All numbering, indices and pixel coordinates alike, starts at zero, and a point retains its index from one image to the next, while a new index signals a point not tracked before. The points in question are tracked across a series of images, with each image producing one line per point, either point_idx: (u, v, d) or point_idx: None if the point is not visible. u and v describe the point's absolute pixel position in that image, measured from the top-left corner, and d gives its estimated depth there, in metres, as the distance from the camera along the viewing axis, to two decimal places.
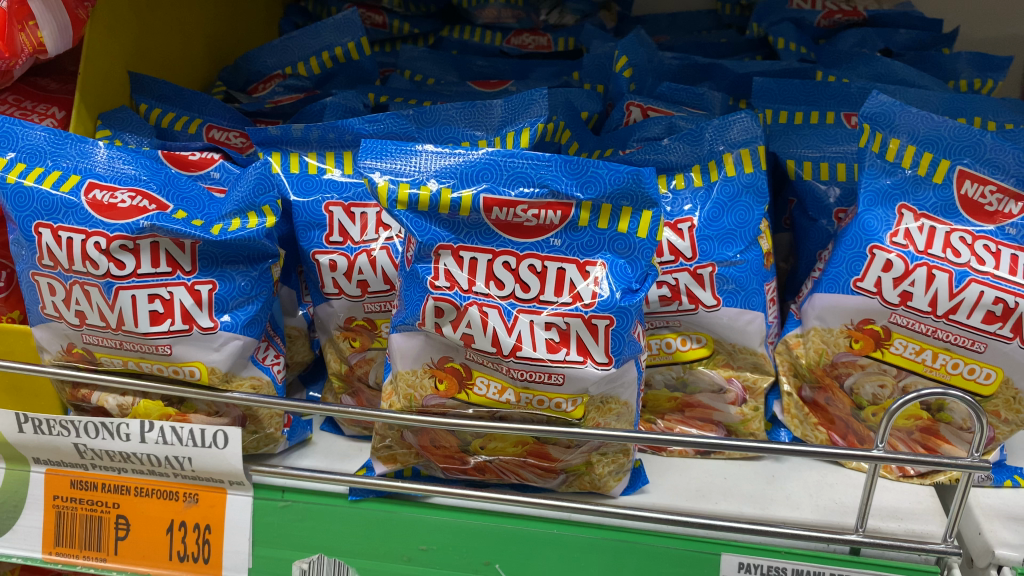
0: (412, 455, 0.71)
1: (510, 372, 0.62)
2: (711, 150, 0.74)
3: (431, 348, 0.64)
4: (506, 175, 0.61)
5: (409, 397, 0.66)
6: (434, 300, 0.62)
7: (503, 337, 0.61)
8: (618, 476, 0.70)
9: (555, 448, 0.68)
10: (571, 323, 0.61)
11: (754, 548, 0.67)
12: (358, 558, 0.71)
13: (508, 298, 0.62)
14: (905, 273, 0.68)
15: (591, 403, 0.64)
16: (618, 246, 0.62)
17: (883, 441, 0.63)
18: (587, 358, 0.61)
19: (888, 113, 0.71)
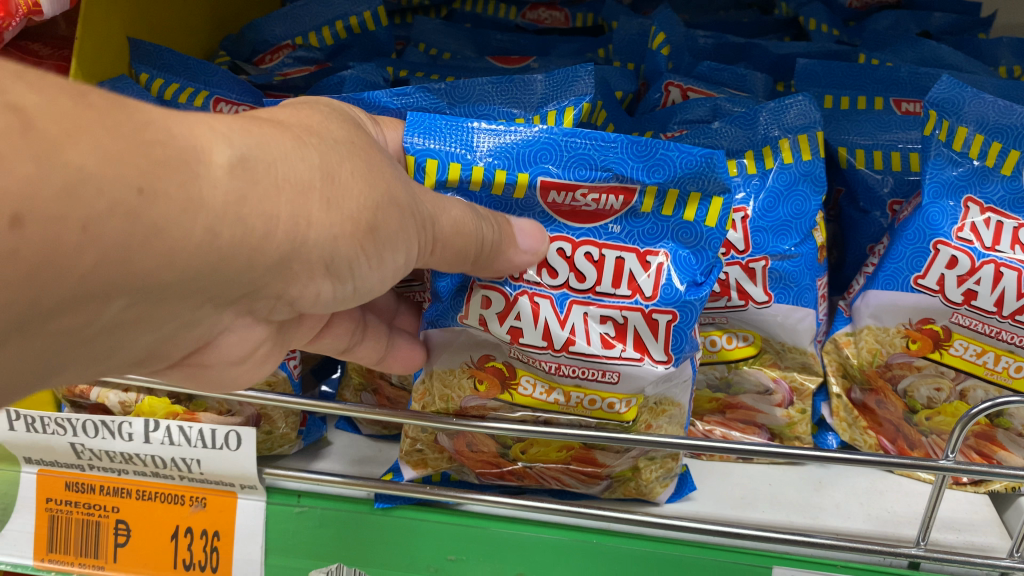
0: (444, 460, 0.66)
1: (558, 370, 0.58)
2: (766, 135, 0.69)
3: (475, 346, 0.59)
4: (567, 157, 0.56)
5: (442, 399, 0.60)
6: (481, 290, 0.57)
7: (554, 331, 0.57)
8: (665, 482, 0.65)
9: (602, 454, 0.64)
10: (630, 317, 0.57)
11: (808, 561, 0.63)
12: (380, 568, 0.67)
13: (562, 286, 0.57)
14: (970, 270, 0.64)
15: (645, 404, 0.59)
16: (685, 236, 0.57)
17: (954, 450, 0.58)
18: (644, 356, 0.57)
19: (956, 98, 0.66)
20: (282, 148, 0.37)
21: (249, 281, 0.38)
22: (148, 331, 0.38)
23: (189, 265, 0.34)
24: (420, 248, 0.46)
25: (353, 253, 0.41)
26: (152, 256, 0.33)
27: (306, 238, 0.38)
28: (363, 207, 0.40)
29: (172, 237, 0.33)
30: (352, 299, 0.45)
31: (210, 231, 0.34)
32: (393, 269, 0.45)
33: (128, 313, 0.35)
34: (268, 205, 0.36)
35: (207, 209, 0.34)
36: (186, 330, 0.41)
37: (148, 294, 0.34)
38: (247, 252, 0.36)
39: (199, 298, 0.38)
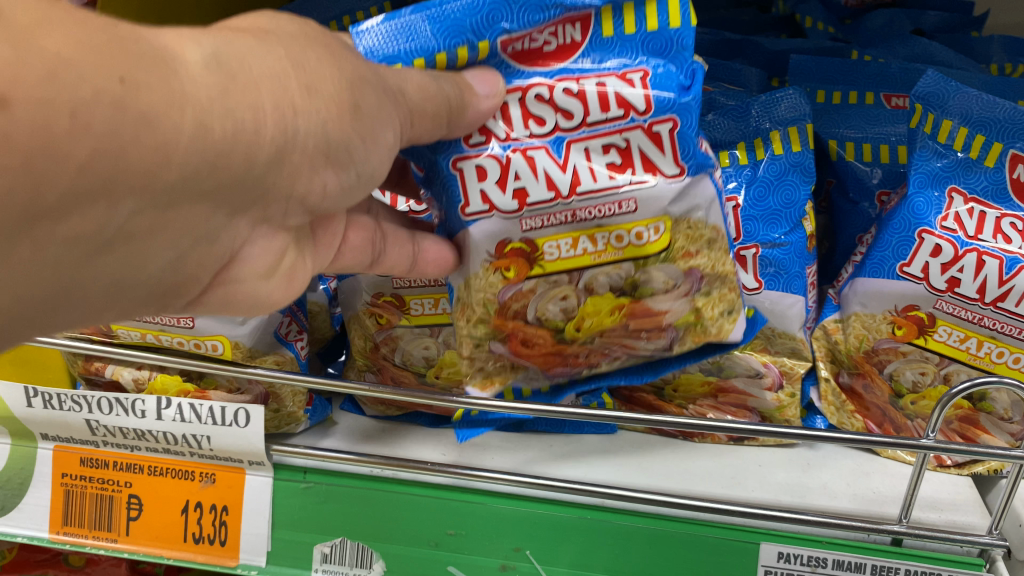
0: (507, 370, 0.66)
1: (577, 217, 0.60)
2: (757, 127, 0.72)
3: (488, 239, 0.60)
4: (517, 8, 0.57)
5: (480, 304, 0.63)
6: (472, 160, 0.59)
7: (558, 176, 0.59)
8: (731, 316, 0.64)
9: (653, 301, 0.62)
10: (630, 138, 0.59)
11: (796, 537, 0.65)
12: (381, 543, 0.69)
13: (550, 130, 0.59)
14: (953, 258, 0.66)
15: (678, 228, 0.61)
16: (657, 45, 0.59)
17: (935, 430, 0.61)
18: (655, 172, 0.59)
19: (941, 92, 0.68)
20: (245, 45, 0.40)
21: (250, 184, 0.40)
22: (165, 247, 0.40)
23: (188, 163, 0.36)
24: (401, 123, 0.50)
25: (345, 136, 0.44)
26: (149, 159, 0.35)
27: (296, 129, 0.40)
28: (339, 88, 0.43)
29: (166, 131, 0.35)
30: (360, 186, 0.48)
31: (201, 125, 0.36)
32: (386, 150, 0.48)
33: (140, 224, 0.37)
34: (252, 96, 0.38)
35: (193, 103, 0.36)
36: (208, 246, 0.42)
37: (154, 197, 0.36)
38: (242, 148, 0.38)
39: (207, 207, 0.40)
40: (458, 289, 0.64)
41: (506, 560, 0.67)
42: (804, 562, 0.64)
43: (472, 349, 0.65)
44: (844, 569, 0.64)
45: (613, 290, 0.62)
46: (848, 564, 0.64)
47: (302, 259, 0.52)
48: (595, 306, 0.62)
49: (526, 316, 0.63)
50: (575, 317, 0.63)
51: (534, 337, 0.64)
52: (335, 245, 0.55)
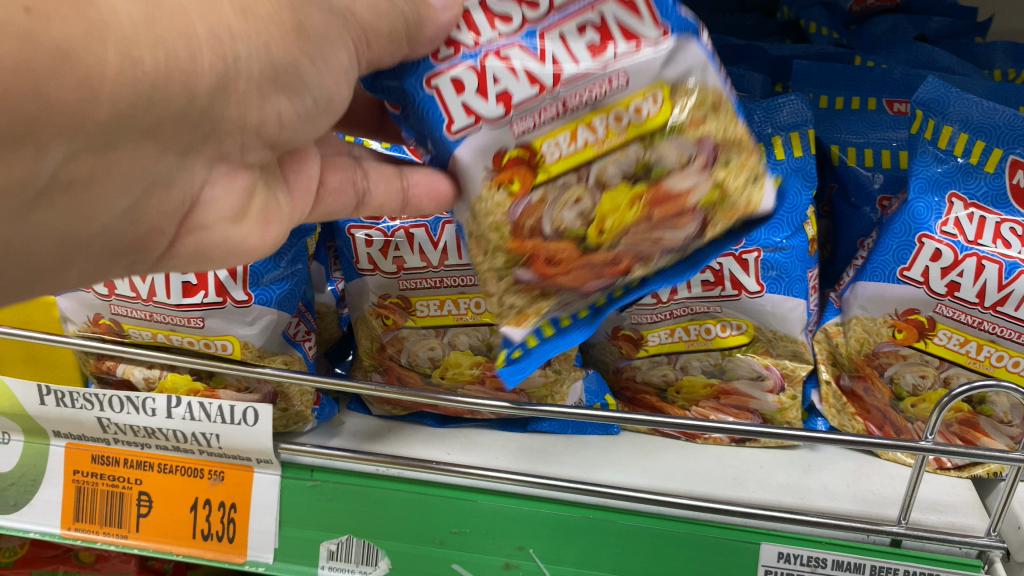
0: (541, 297, 0.56)
1: (569, 107, 0.51)
2: (760, 133, 0.73)
3: (481, 154, 0.52)
4: None
5: (494, 229, 0.54)
6: (447, 74, 0.51)
7: (538, 70, 0.50)
8: (755, 183, 0.54)
9: (673, 181, 0.53)
10: (604, 11, 0.51)
11: (795, 537, 0.66)
12: (386, 540, 0.70)
13: (518, 25, 0.51)
14: (953, 262, 0.67)
15: (681, 93, 0.52)
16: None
17: (933, 432, 0.61)
18: (641, 41, 0.51)
19: (942, 98, 0.70)
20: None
21: (194, 120, 0.42)
22: (116, 194, 0.42)
23: (119, 97, 0.37)
24: (355, 44, 0.47)
25: (292, 58, 0.44)
26: (80, 93, 0.35)
27: (236, 55, 0.41)
28: (279, 8, 0.43)
29: (92, 62, 0.35)
30: (321, 113, 0.48)
31: (128, 58, 0.36)
32: (342, 72, 0.47)
33: (82, 168, 0.38)
34: (181, 22, 0.38)
35: (115, 31, 0.36)
36: (164, 190, 0.45)
37: (88, 139, 0.37)
38: (180, 79, 0.39)
39: (152, 146, 0.41)
40: (467, 224, 0.56)
41: (509, 558, 0.68)
42: (804, 562, 0.64)
43: (495, 279, 0.57)
44: (843, 570, 0.64)
45: (628, 179, 0.52)
46: (848, 564, 0.64)
47: (276, 203, 0.53)
48: (615, 200, 0.53)
49: (545, 232, 0.54)
50: (595, 220, 0.53)
51: (558, 251, 0.54)
52: (314, 187, 0.57)
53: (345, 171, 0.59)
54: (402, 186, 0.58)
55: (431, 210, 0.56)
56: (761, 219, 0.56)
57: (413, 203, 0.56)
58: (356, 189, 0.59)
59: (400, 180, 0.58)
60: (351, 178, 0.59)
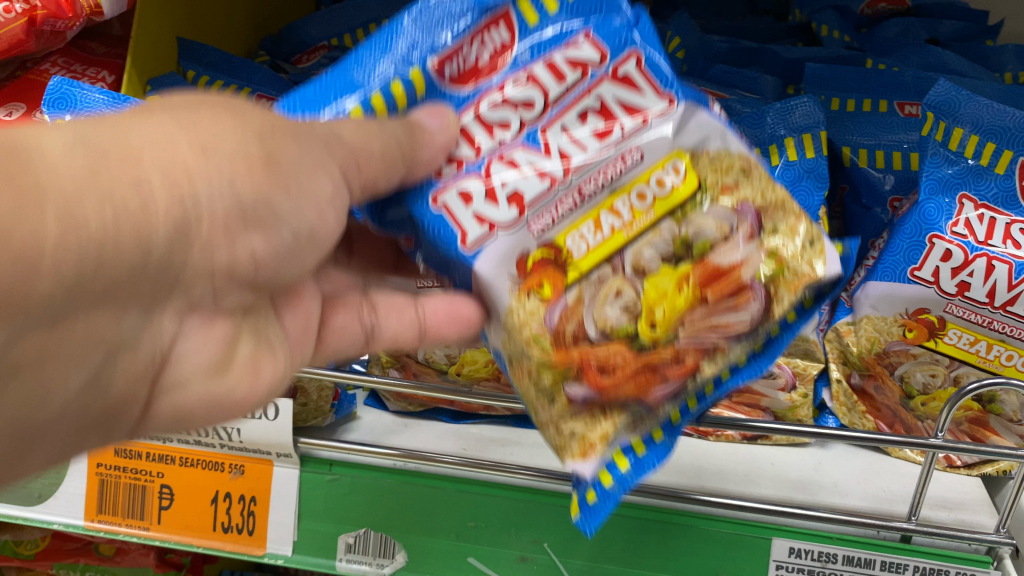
0: (609, 420, 0.54)
1: (586, 194, 0.53)
2: (773, 134, 0.75)
3: (504, 261, 0.53)
4: (438, 26, 0.54)
5: (533, 343, 0.53)
6: (452, 189, 0.53)
7: (546, 164, 0.53)
8: (817, 250, 0.53)
9: (718, 255, 0.53)
10: (601, 93, 0.53)
11: (806, 533, 0.67)
12: (402, 533, 0.72)
13: (517, 127, 0.53)
14: (964, 263, 0.68)
15: (701, 163, 0.54)
16: (587, 3, 0.54)
17: (943, 429, 0.62)
18: (644, 114, 0.53)
19: (953, 101, 0.70)
20: (119, 119, 0.38)
21: (153, 276, 0.38)
22: (74, 366, 0.37)
23: (61, 266, 0.33)
24: (342, 169, 0.46)
25: (262, 194, 0.41)
26: (13, 274, 0.31)
27: (196, 196, 0.38)
28: (245, 143, 0.41)
29: (28, 235, 0.31)
30: (304, 248, 0.45)
31: (70, 220, 0.33)
32: (326, 198, 0.45)
33: (28, 351, 0.34)
34: (134, 170, 0.36)
35: (54, 194, 0.32)
36: (131, 352, 0.40)
37: (33, 319, 0.33)
38: (129, 235, 0.35)
39: (109, 311, 0.37)
40: (505, 345, 0.55)
41: (524, 551, 0.70)
42: (815, 558, 0.66)
43: (547, 405, 0.54)
44: (854, 566, 0.66)
45: (668, 261, 0.54)
46: (859, 560, 0.66)
47: (267, 348, 0.49)
48: (661, 287, 0.53)
49: (589, 336, 0.54)
50: (643, 311, 0.54)
51: (609, 358, 0.54)
52: (314, 323, 0.54)
53: (348, 308, 0.58)
54: (416, 315, 0.58)
55: (454, 335, 0.55)
56: (832, 283, 0.54)
57: (433, 332, 0.56)
58: (363, 324, 0.58)
59: (414, 310, 0.58)
60: (357, 312, 0.58)
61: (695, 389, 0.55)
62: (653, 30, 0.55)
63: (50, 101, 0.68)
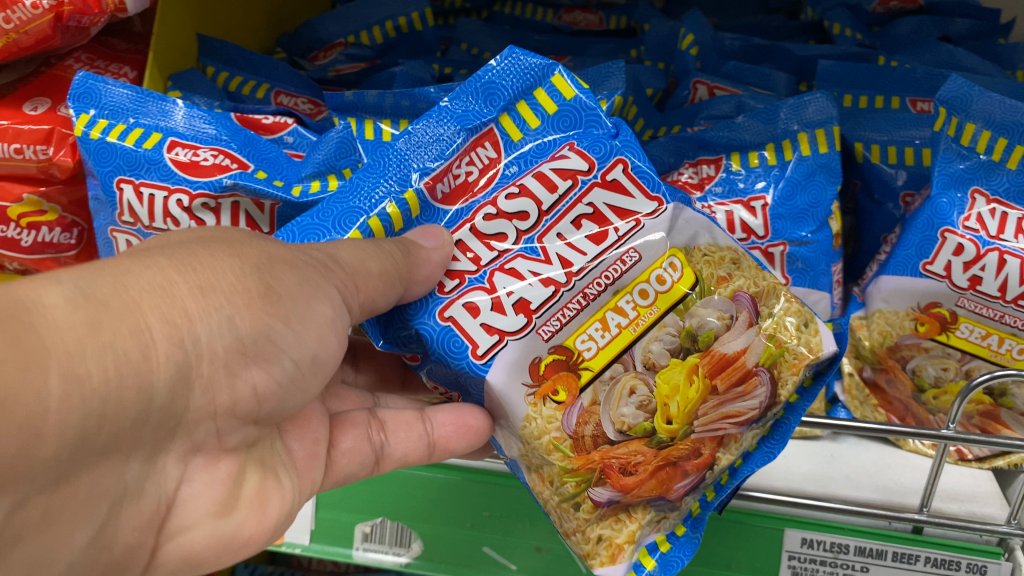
0: (639, 511, 0.58)
1: (590, 296, 0.56)
2: (786, 129, 0.76)
3: (516, 370, 0.55)
4: (427, 151, 0.59)
5: (553, 449, 0.56)
6: (458, 303, 0.56)
7: (547, 270, 0.56)
8: (810, 330, 0.59)
9: (725, 345, 0.58)
10: (593, 201, 0.58)
11: (816, 524, 0.68)
12: (418, 523, 0.72)
13: (515, 239, 0.57)
14: (976, 257, 0.69)
15: (695, 258, 0.59)
16: (567, 120, 0.61)
17: (955, 421, 0.63)
18: (635, 216, 0.58)
19: (964, 97, 0.71)
20: (121, 268, 0.43)
21: (155, 422, 0.43)
22: (84, 517, 0.43)
23: (65, 424, 0.38)
24: (340, 291, 0.51)
25: (262, 327, 0.47)
26: (21, 439, 0.36)
27: (194, 336, 0.44)
28: (243, 277, 0.47)
29: (33, 400, 0.36)
30: (306, 374, 0.51)
31: (76, 378, 0.38)
32: (326, 324, 0.50)
33: (33, 515, 0.40)
34: (135, 321, 0.41)
35: (57, 356, 0.38)
36: (135, 500, 0.46)
37: (44, 479, 0.39)
38: (134, 388, 0.41)
39: (113, 463, 0.43)
40: (522, 454, 0.58)
41: (540, 541, 0.70)
42: (827, 549, 0.66)
43: (573, 511, 0.58)
44: (865, 557, 0.67)
45: (677, 354, 0.57)
46: (870, 551, 0.66)
47: (273, 482, 0.53)
48: (673, 382, 0.57)
49: (608, 437, 0.56)
50: (658, 407, 0.57)
51: (629, 459, 0.57)
52: (323, 452, 0.58)
53: (358, 428, 0.61)
54: (426, 430, 0.60)
55: (463, 445, 0.57)
56: (830, 361, 0.61)
57: (443, 444, 0.58)
58: (373, 443, 0.61)
59: (423, 425, 0.61)
60: (366, 432, 0.61)
61: (712, 481, 0.60)
62: (634, 139, 0.61)
63: (76, 96, 0.69)
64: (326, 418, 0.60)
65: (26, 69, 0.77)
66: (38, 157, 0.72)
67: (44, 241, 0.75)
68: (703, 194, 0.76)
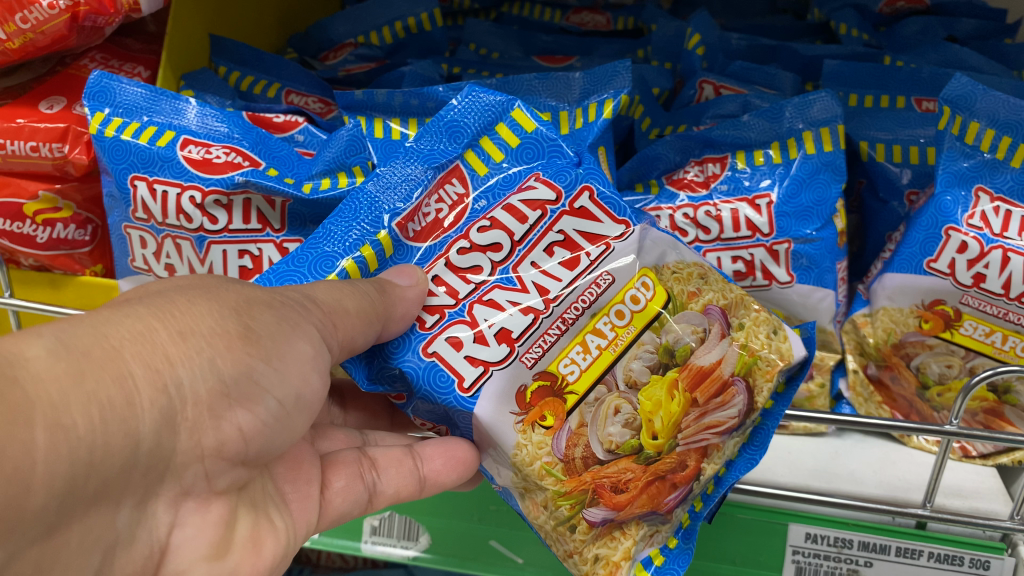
0: (633, 526, 0.58)
1: (569, 321, 0.57)
2: (791, 127, 0.76)
3: (503, 400, 0.55)
4: (396, 191, 0.59)
5: (545, 474, 0.56)
6: (441, 337, 0.56)
7: (523, 299, 0.57)
8: (779, 336, 0.60)
9: (699, 361, 0.58)
10: (562, 228, 0.59)
11: (820, 519, 0.68)
12: (427, 517, 0.73)
13: (490, 270, 0.58)
14: (980, 254, 0.69)
15: (665, 276, 0.59)
16: (530, 152, 0.61)
17: (958, 417, 0.63)
18: (603, 241, 0.58)
19: (969, 95, 0.71)
20: (100, 318, 0.43)
21: (144, 467, 0.42)
22: (77, 566, 0.41)
23: (54, 475, 0.37)
24: (321, 331, 0.50)
25: (243, 367, 0.46)
26: (10, 491, 0.35)
27: (177, 381, 0.43)
28: (222, 320, 0.46)
29: (21, 451, 0.35)
30: (291, 413, 0.49)
31: (63, 428, 0.37)
32: (307, 361, 0.49)
33: (24, 566, 0.38)
34: (117, 369, 0.41)
35: (42, 408, 0.37)
36: (127, 547, 0.44)
37: (32, 529, 0.37)
38: (121, 433, 0.40)
39: (104, 510, 0.41)
40: (513, 481, 0.57)
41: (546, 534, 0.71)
42: (831, 543, 0.67)
43: (570, 533, 0.57)
44: (869, 552, 0.67)
45: (656, 371, 0.57)
46: (874, 546, 0.67)
47: (267, 523, 0.51)
48: (654, 400, 0.57)
49: (597, 457, 0.56)
50: (642, 424, 0.57)
51: (619, 476, 0.57)
52: (315, 492, 0.55)
53: (349, 466, 0.58)
54: (416, 465, 0.58)
55: (455, 478, 0.56)
56: (800, 365, 0.62)
57: (432, 480, 0.57)
58: (365, 483, 0.58)
59: (412, 460, 0.59)
60: (358, 471, 0.58)
61: (699, 492, 0.61)
62: (597, 166, 0.61)
63: (90, 95, 0.70)
64: (316, 459, 0.57)
65: (42, 69, 0.78)
66: (54, 155, 0.73)
67: (59, 237, 0.75)
68: (708, 191, 0.77)
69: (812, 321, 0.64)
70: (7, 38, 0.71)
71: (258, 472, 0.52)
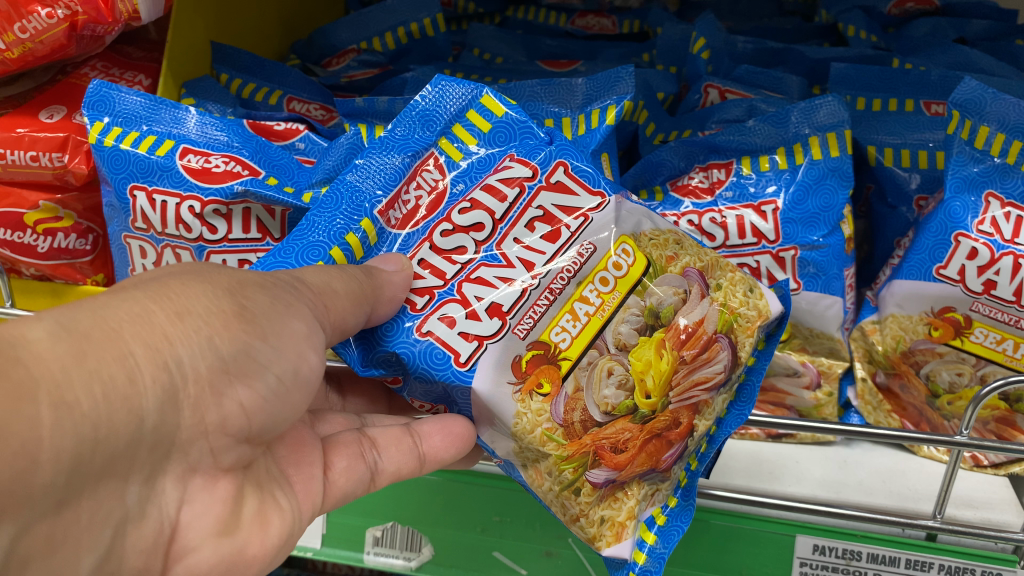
0: (636, 487, 0.58)
1: (556, 291, 0.56)
2: (797, 133, 0.75)
3: (500, 370, 0.54)
4: (375, 178, 0.58)
5: (547, 440, 0.55)
6: (434, 317, 0.55)
7: (510, 276, 0.56)
8: (754, 294, 0.61)
9: (682, 319, 0.58)
10: (541, 203, 0.58)
11: (830, 530, 0.67)
12: (432, 526, 0.72)
13: (475, 249, 0.57)
14: (990, 260, 0.68)
15: (642, 243, 0.59)
16: (503, 135, 0.61)
17: (967, 428, 0.61)
18: (581, 212, 0.58)
19: (978, 99, 0.69)
20: (99, 303, 0.42)
21: (149, 444, 0.41)
22: (87, 546, 0.41)
23: (60, 450, 0.36)
24: (315, 313, 0.49)
25: (240, 345, 0.45)
26: (16, 465, 0.35)
27: (178, 359, 0.42)
28: (218, 299, 0.45)
29: (26, 427, 0.35)
30: (291, 389, 0.48)
31: (68, 405, 0.37)
32: (302, 339, 0.48)
33: (36, 542, 0.38)
34: (119, 349, 0.40)
35: (45, 386, 0.36)
36: (138, 524, 0.43)
37: (39, 507, 0.37)
38: (125, 409, 0.39)
39: (112, 488, 0.41)
40: (515, 452, 0.56)
41: (549, 546, 0.70)
42: (839, 555, 0.66)
43: (575, 497, 0.56)
44: (879, 564, 0.66)
45: (644, 332, 0.57)
46: (883, 558, 0.65)
47: (273, 503, 0.50)
48: (648, 361, 0.56)
49: (596, 419, 0.56)
50: (636, 384, 0.56)
51: (618, 437, 0.56)
52: (319, 474, 0.54)
53: (349, 447, 0.56)
54: (415, 443, 0.57)
55: (452, 454, 0.56)
56: (777, 322, 0.63)
57: (431, 456, 0.56)
58: (366, 462, 0.56)
59: (411, 438, 0.57)
60: (359, 451, 0.56)
61: (693, 450, 0.61)
62: (570, 143, 0.61)
63: (90, 105, 0.70)
64: (317, 442, 0.56)
65: (44, 78, 0.78)
66: (54, 164, 0.73)
67: (60, 247, 0.75)
68: (713, 199, 0.76)
69: (785, 280, 0.64)
70: (7, 47, 0.71)
71: (262, 452, 0.51)
